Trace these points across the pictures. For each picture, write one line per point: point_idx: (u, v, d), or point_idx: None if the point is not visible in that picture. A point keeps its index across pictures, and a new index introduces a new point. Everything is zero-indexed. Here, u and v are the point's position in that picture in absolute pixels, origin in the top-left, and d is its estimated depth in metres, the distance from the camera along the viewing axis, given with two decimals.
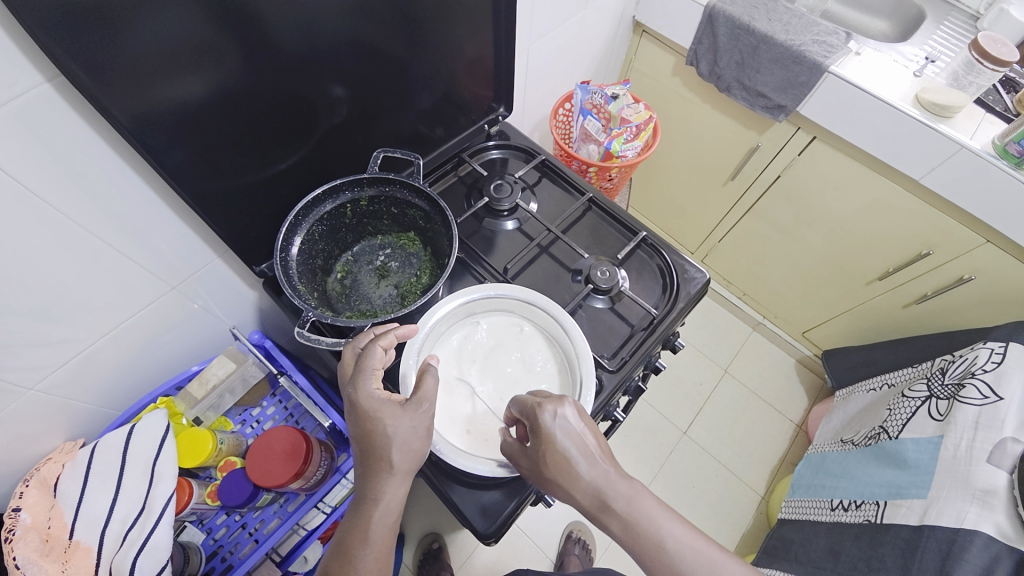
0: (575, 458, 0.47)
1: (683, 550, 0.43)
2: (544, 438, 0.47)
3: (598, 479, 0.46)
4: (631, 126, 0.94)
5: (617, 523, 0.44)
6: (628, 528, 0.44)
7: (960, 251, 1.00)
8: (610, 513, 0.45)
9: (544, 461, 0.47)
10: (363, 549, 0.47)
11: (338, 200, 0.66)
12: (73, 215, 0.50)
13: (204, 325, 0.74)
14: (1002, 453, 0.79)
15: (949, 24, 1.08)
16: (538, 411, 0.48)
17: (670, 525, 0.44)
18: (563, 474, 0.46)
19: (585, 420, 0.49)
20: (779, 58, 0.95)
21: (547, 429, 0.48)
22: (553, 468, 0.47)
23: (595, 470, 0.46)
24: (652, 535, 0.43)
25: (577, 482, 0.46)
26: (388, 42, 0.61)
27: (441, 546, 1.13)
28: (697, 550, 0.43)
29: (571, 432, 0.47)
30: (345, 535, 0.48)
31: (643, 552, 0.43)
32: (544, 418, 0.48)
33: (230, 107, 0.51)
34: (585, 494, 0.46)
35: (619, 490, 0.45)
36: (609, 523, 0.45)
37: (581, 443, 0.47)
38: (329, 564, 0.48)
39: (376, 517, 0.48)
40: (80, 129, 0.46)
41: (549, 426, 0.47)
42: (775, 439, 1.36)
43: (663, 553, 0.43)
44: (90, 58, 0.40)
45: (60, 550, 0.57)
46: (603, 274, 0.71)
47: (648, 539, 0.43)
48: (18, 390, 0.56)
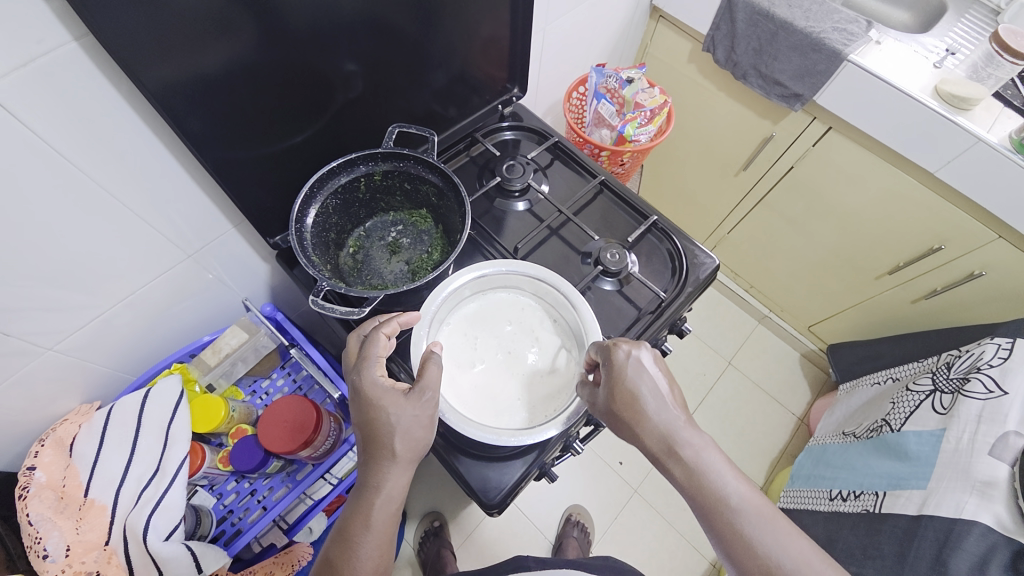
0: (647, 400, 0.50)
1: (747, 511, 0.45)
2: (617, 376, 0.52)
3: (667, 424, 0.49)
4: (645, 110, 0.93)
5: (681, 469, 0.48)
6: (693, 475, 0.47)
7: (971, 247, 1.00)
8: (676, 459, 0.48)
9: (614, 400, 0.51)
10: (365, 534, 0.48)
11: (353, 173, 0.66)
12: (96, 178, 0.51)
13: (217, 296, 0.75)
14: (1003, 446, 0.79)
15: (969, 17, 1.07)
16: (620, 355, 0.52)
17: (734, 484, 0.46)
18: (632, 412, 0.50)
19: (662, 369, 0.52)
20: (798, 45, 0.95)
21: (620, 366, 0.52)
22: (624, 407, 0.51)
23: (665, 415, 0.50)
24: (715, 488, 0.46)
25: (646, 423, 0.50)
26: (404, 19, 0.61)
27: (442, 523, 1.16)
28: (759, 512, 0.45)
29: (644, 374, 0.51)
30: (344, 522, 0.50)
31: (703, 502, 0.46)
32: (619, 357, 0.53)
33: (250, 79, 0.52)
34: (653, 437, 0.49)
35: (689, 437, 0.49)
36: (672, 469, 0.48)
37: (654, 387, 0.51)
38: (330, 551, 0.49)
39: (377, 504, 0.49)
40: (103, 91, 0.46)
41: (622, 365, 0.52)
42: (776, 431, 1.37)
43: (725, 507, 0.45)
44: (119, 23, 0.40)
45: (74, 508, 0.58)
46: (613, 257, 0.71)
47: (710, 491, 0.46)
48: (36, 349, 0.57)
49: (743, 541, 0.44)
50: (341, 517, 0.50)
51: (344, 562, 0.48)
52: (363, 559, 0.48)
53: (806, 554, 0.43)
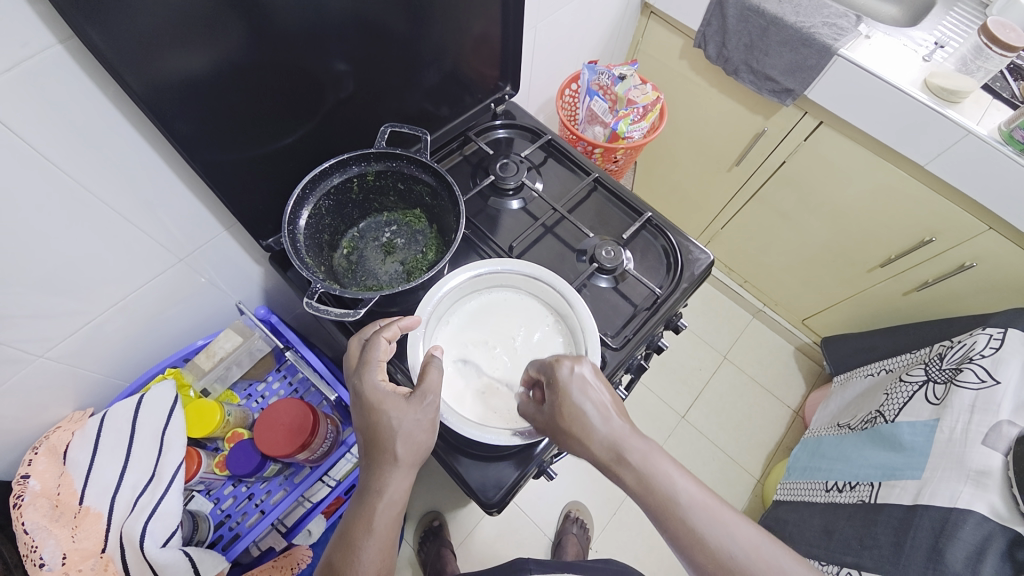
0: (592, 414, 0.50)
1: (696, 508, 0.45)
2: (561, 393, 0.52)
3: (613, 434, 0.50)
4: (637, 107, 0.92)
5: (632, 475, 0.48)
6: (643, 482, 0.47)
7: (962, 238, 1.00)
8: (625, 466, 0.48)
9: (560, 416, 0.51)
10: (366, 539, 0.48)
11: (345, 174, 0.66)
12: (84, 182, 0.50)
13: (210, 299, 0.74)
14: (997, 435, 0.80)
15: (958, 10, 1.07)
16: (558, 368, 0.53)
17: (683, 483, 0.46)
18: (578, 427, 0.50)
19: (601, 379, 0.53)
20: (788, 40, 0.95)
21: (565, 384, 0.52)
22: (569, 423, 0.50)
23: (610, 426, 0.50)
24: (665, 490, 0.46)
25: (591, 435, 0.50)
26: (395, 17, 0.60)
27: (441, 523, 1.15)
28: (708, 508, 0.45)
29: (588, 388, 0.51)
30: (348, 527, 0.49)
31: (655, 506, 0.46)
32: (562, 373, 0.52)
33: (239, 80, 0.51)
34: (600, 448, 0.49)
35: (635, 443, 0.49)
36: (623, 477, 0.48)
37: (598, 400, 0.51)
38: (332, 556, 0.49)
39: (379, 509, 0.49)
40: (89, 94, 0.46)
41: (566, 380, 0.52)
42: (772, 424, 1.38)
43: (674, 508, 0.45)
44: (104, 24, 0.40)
45: (70, 515, 0.57)
46: (608, 254, 0.71)
47: (660, 494, 0.46)
48: (27, 357, 0.57)
49: (697, 540, 0.44)
50: (342, 522, 0.50)
51: (346, 567, 0.48)
52: (365, 564, 0.48)
53: (752, 536, 0.44)
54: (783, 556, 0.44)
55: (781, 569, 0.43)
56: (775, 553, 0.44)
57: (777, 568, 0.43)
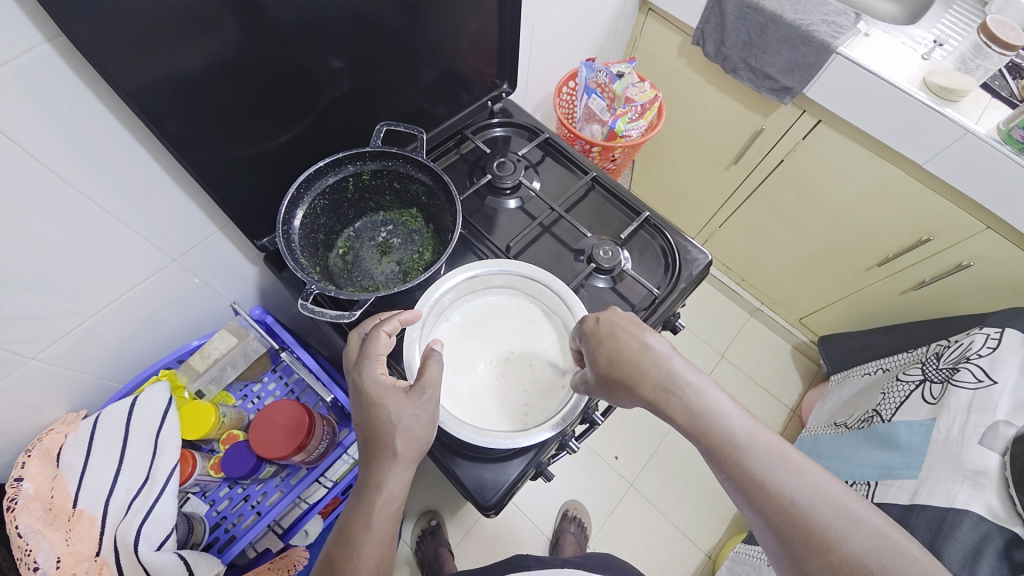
0: (640, 355, 0.51)
1: (756, 449, 0.45)
2: (605, 340, 0.54)
3: (663, 374, 0.50)
4: (636, 105, 0.92)
5: (685, 412, 0.48)
6: (697, 417, 0.47)
7: (960, 237, 1.00)
8: (676, 404, 0.48)
9: (606, 361, 0.52)
10: (365, 535, 0.48)
11: (340, 173, 0.65)
12: (74, 182, 0.49)
13: (205, 300, 0.74)
14: (994, 435, 0.80)
15: (957, 8, 1.07)
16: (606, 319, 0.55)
17: (741, 422, 0.47)
18: (626, 370, 0.51)
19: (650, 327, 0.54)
20: (787, 38, 0.94)
21: (606, 332, 0.54)
22: (615, 367, 0.52)
23: (663, 364, 0.51)
24: (721, 428, 0.46)
25: (642, 373, 0.50)
26: (390, 14, 0.59)
27: (439, 523, 1.15)
28: (767, 448, 0.45)
29: (631, 333, 0.53)
30: (347, 519, 0.49)
31: (711, 442, 0.46)
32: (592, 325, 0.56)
33: (232, 77, 0.50)
34: (652, 387, 0.50)
35: (689, 379, 0.49)
36: (675, 416, 0.48)
37: (646, 343, 0.52)
38: (331, 551, 0.49)
39: (378, 504, 0.49)
40: (78, 93, 0.45)
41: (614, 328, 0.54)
42: (769, 422, 1.38)
43: (732, 447, 0.45)
44: (92, 22, 0.39)
45: (63, 519, 0.57)
46: (606, 254, 0.71)
47: (715, 433, 0.46)
48: (19, 359, 0.56)
49: (756, 478, 0.44)
50: (338, 525, 0.50)
51: (345, 563, 0.47)
52: (364, 560, 0.47)
53: (817, 480, 0.43)
54: (849, 498, 0.42)
55: (852, 515, 0.41)
56: (841, 496, 0.42)
57: (850, 514, 0.41)
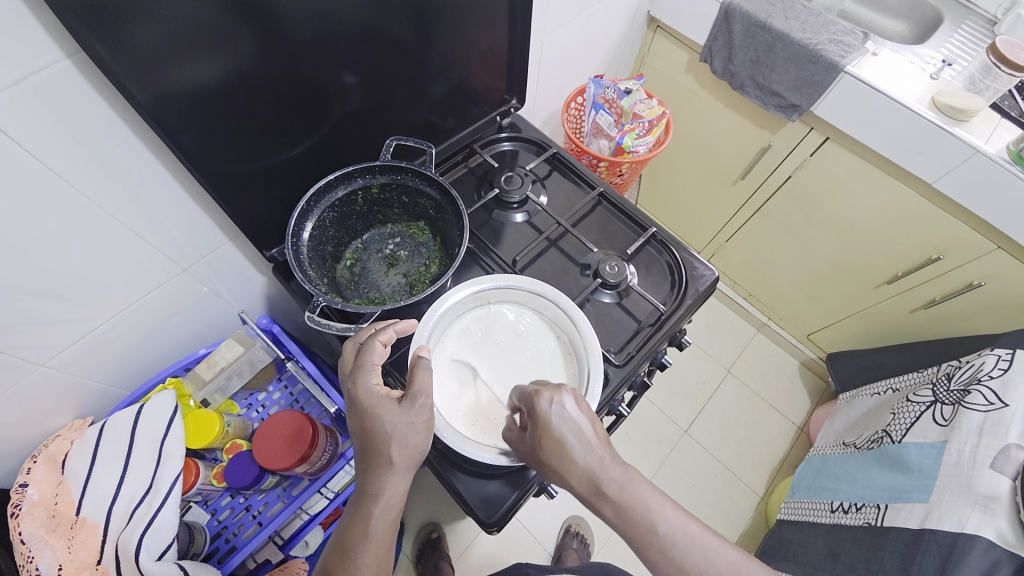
0: (570, 443, 0.49)
1: (678, 537, 0.44)
2: (538, 423, 0.51)
3: (591, 464, 0.48)
4: (643, 122, 0.94)
5: (610, 507, 0.47)
6: (621, 511, 0.46)
7: (971, 257, 0.99)
8: (604, 498, 0.47)
9: (539, 447, 0.50)
10: (363, 544, 0.48)
11: (350, 186, 0.66)
12: (88, 192, 0.50)
13: (213, 308, 0.74)
14: (1005, 459, 0.79)
15: (966, 28, 1.07)
16: (536, 398, 0.52)
17: (662, 511, 0.46)
18: (557, 458, 0.49)
19: (581, 407, 0.51)
20: (795, 56, 0.95)
21: (542, 414, 0.51)
22: (548, 454, 0.49)
23: (588, 455, 0.49)
24: (643, 518, 0.45)
25: (570, 465, 0.49)
26: (402, 31, 0.60)
27: (440, 535, 1.14)
28: (689, 535, 0.45)
29: (566, 417, 0.50)
30: (345, 532, 0.49)
31: (636, 535, 0.45)
32: (539, 404, 0.51)
33: (246, 91, 0.51)
34: (580, 480, 0.49)
35: (614, 474, 0.48)
36: (603, 509, 0.48)
37: (576, 430, 0.50)
38: (329, 560, 0.48)
39: (376, 513, 0.49)
40: (95, 106, 0.46)
41: (543, 412, 0.51)
42: (776, 440, 1.36)
43: (655, 538, 0.45)
44: (113, 38, 0.40)
45: (66, 526, 0.57)
46: (612, 269, 0.71)
47: (639, 524, 0.45)
48: (29, 366, 0.57)
49: (678, 567, 0.43)
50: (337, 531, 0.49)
51: (343, 573, 0.47)
52: (363, 569, 0.47)
53: (735, 563, 0.43)
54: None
55: None
56: None
57: None
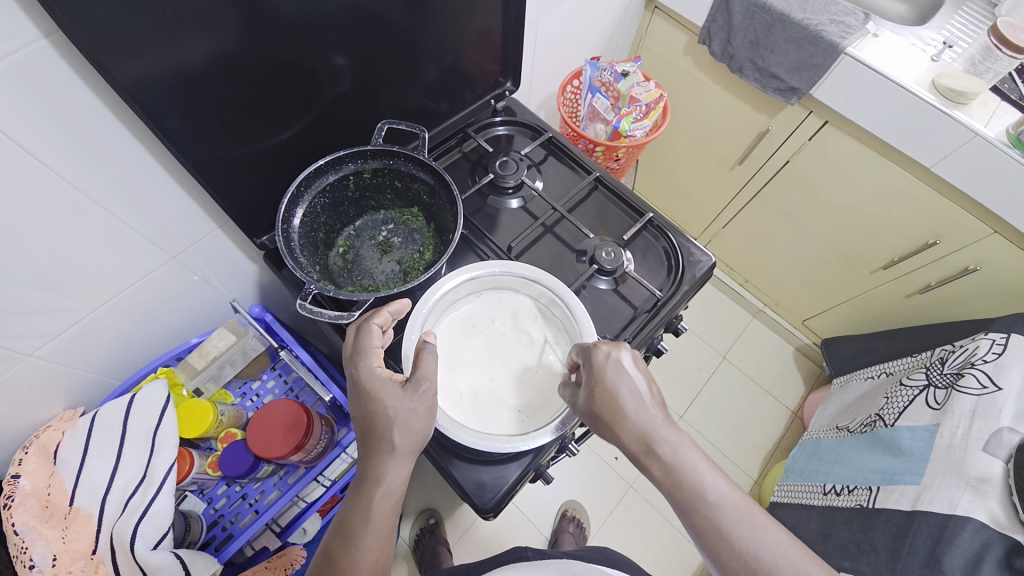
0: (626, 400, 0.49)
1: (727, 509, 0.43)
2: (595, 376, 0.51)
3: (646, 423, 0.48)
4: (641, 105, 0.91)
5: (659, 467, 0.46)
6: (671, 473, 0.46)
7: (967, 242, 0.99)
8: (654, 458, 0.47)
9: (593, 400, 0.50)
10: (364, 528, 0.47)
11: (341, 171, 0.64)
12: (70, 179, 0.49)
13: (204, 297, 0.73)
14: (997, 442, 0.80)
15: (967, 9, 1.05)
16: (595, 351, 0.52)
17: (713, 480, 0.45)
18: (610, 412, 0.49)
19: (640, 367, 0.51)
20: (795, 38, 0.93)
21: (600, 367, 0.51)
22: (602, 408, 0.49)
23: (645, 414, 0.48)
24: (692, 484, 0.45)
25: (623, 421, 0.48)
26: (393, 11, 0.59)
27: (438, 521, 1.15)
28: (739, 509, 0.43)
29: (623, 374, 0.50)
30: (345, 516, 0.49)
31: (682, 499, 0.45)
32: (598, 356, 0.52)
33: (232, 73, 0.50)
34: (631, 438, 0.48)
35: (668, 437, 0.47)
36: (651, 467, 0.47)
37: (633, 387, 0.50)
38: (329, 544, 0.48)
39: (378, 497, 0.48)
40: (74, 87, 0.44)
41: (602, 364, 0.51)
42: (770, 424, 1.37)
43: (703, 503, 0.44)
44: (89, 16, 0.38)
45: (60, 516, 0.57)
46: (608, 255, 0.70)
47: (687, 487, 0.45)
48: (17, 356, 0.56)
49: (722, 536, 0.42)
50: (340, 511, 0.49)
51: (344, 557, 0.47)
52: (364, 552, 0.47)
53: (784, 545, 0.41)
54: (814, 566, 0.41)
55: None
56: (808, 566, 0.40)
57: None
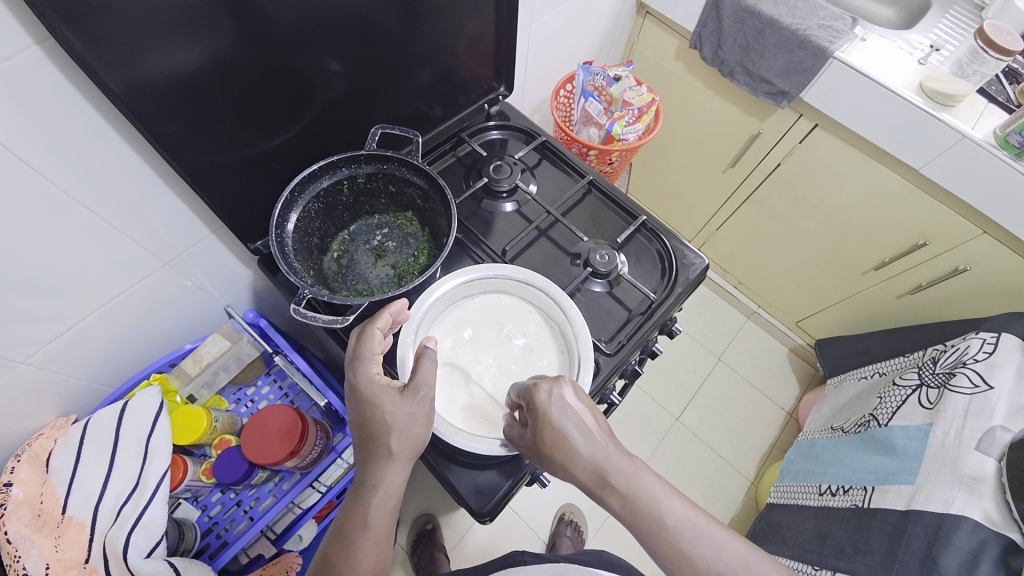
0: (574, 435, 0.49)
1: (685, 528, 0.44)
2: (538, 417, 0.50)
3: (596, 454, 0.48)
4: (633, 109, 0.92)
5: (616, 498, 0.47)
6: (628, 503, 0.46)
7: (956, 242, 1.01)
8: (610, 488, 0.47)
9: (542, 441, 0.50)
10: (363, 533, 0.47)
11: (335, 176, 0.64)
12: (62, 185, 0.49)
13: (198, 303, 0.73)
14: (990, 440, 0.81)
15: (954, 13, 1.07)
16: (535, 391, 0.51)
17: (668, 502, 0.46)
18: (559, 450, 0.49)
19: (581, 398, 0.51)
20: (784, 42, 0.94)
21: (542, 408, 0.50)
22: (551, 448, 0.49)
23: (593, 445, 0.49)
24: (652, 511, 0.45)
25: (574, 456, 0.48)
26: (386, 17, 0.59)
27: (435, 526, 1.15)
28: (696, 526, 0.45)
29: (566, 409, 0.50)
30: (342, 522, 0.49)
31: (643, 528, 0.45)
32: (539, 397, 0.51)
33: (226, 79, 0.50)
34: (585, 471, 0.48)
35: (620, 464, 0.48)
36: (609, 500, 0.47)
37: (579, 421, 0.50)
38: (328, 549, 0.48)
39: (376, 502, 0.48)
40: (67, 94, 0.44)
41: (543, 404, 0.50)
42: (766, 426, 1.38)
43: (663, 529, 0.44)
44: (80, 21, 0.38)
45: (52, 525, 0.56)
46: (602, 258, 0.71)
47: (647, 516, 0.45)
48: (8, 363, 0.55)
49: (685, 558, 0.43)
50: (338, 516, 0.49)
51: (343, 562, 0.47)
52: (363, 557, 0.47)
53: (744, 554, 0.43)
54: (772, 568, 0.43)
55: None
56: (764, 566, 0.43)
57: None
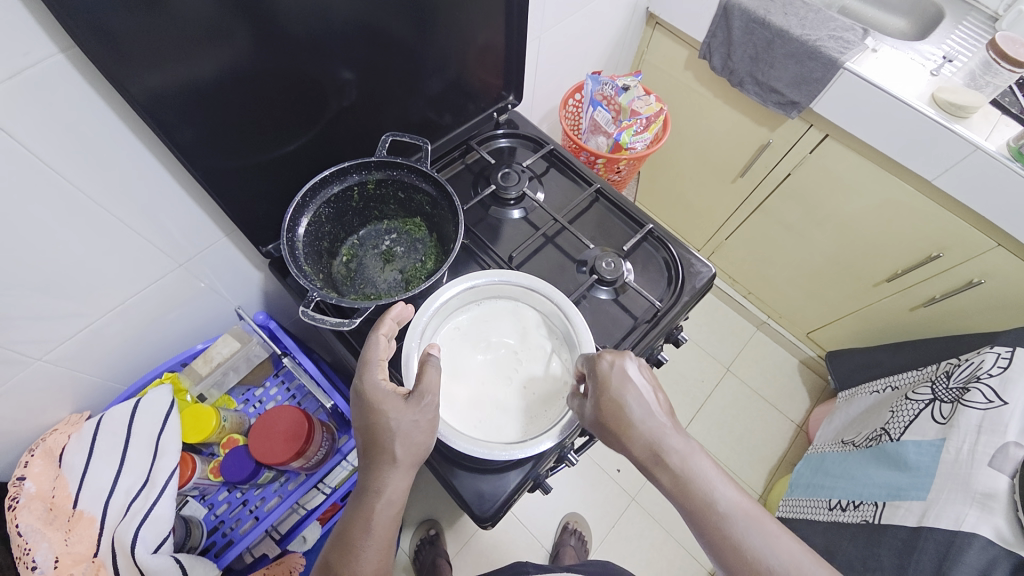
0: (634, 409, 0.50)
1: (736, 516, 0.45)
2: (601, 386, 0.52)
3: (654, 431, 0.49)
4: (641, 117, 0.92)
5: (668, 476, 0.48)
6: (680, 482, 0.47)
7: (970, 254, 0.99)
8: (664, 466, 0.48)
9: (601, 411, 0.51)
10: (365, 540, 0.48)
11: (345, 182, 0.66)
12: (83, 187, 0.51)
13: (210, 304, 0.75)
14: (1004, 457, 0.79)
15: (966, 25, 1.06)
16: (601, 362, 0.53)
17: (723, 489, 0.46)
18: (618, 421, 0.50)
19: (645, 375, 0.53)
20: (794, 52, 0.94)
21: (606, 378, 0.52)
22: (610, 417, 0.51)
23: (653, 421, 0.50)
24: (703, 495, 0.46)
25: (632, 428, 0.50)
26: (398, 28, 0.60)
27: (438, 532, 1.14)
28: (749, 516, 0.45)
29: (628, 382, 0.51)
30: (344, 528, 0.49)
31: (693, 508, 0.46)
32: (603, 367, 0.53)
33: (243, 87, 0.52)
34: (640, 446, 0.49)
35: (677, 444, 0.49)
36: (660, 476, 0.48)
37: (640, 396, 0.51)
38: (329, 556, 0.48)
39: (378, 508, 0.49)
40: (90, 100, 0.46)
41: (607, 374, 0.52)
42: (775, 438, 1.36)
43: (712, 512, 0.45)
44: (106, 30, 0.40)
45: (63, 519, 0.58)
46: (608, 265, 0.71)
47: (698, 498, 0.46)
48: (25, 359, 0.57)
49: (733, 546, 0.43)
50: (340, 523, 0.50)
51: (343, 568, 0.47)
52: (363, 564, 0.47)
53: (790, 550, 0.43)
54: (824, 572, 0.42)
55: None
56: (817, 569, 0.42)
57: None
